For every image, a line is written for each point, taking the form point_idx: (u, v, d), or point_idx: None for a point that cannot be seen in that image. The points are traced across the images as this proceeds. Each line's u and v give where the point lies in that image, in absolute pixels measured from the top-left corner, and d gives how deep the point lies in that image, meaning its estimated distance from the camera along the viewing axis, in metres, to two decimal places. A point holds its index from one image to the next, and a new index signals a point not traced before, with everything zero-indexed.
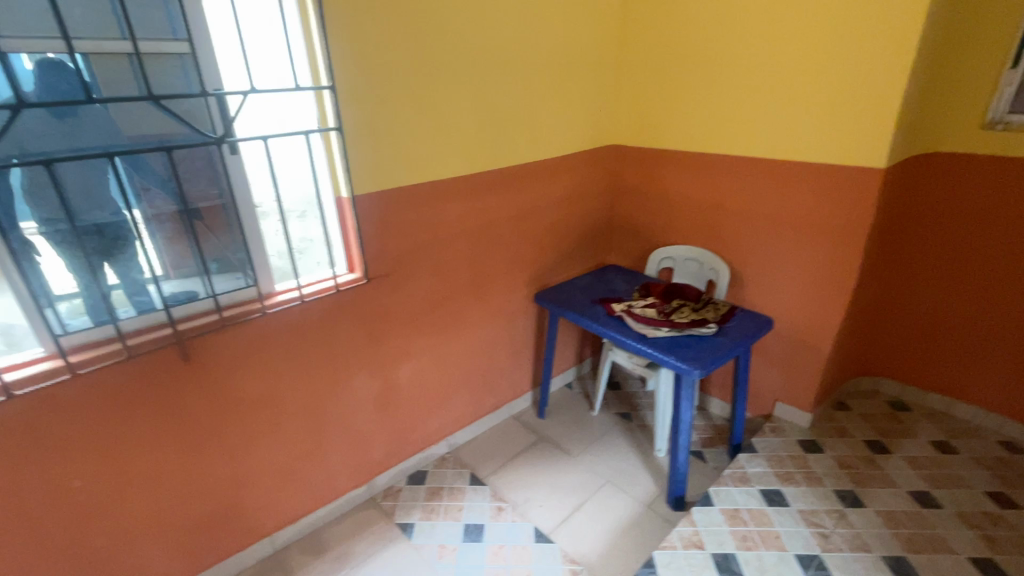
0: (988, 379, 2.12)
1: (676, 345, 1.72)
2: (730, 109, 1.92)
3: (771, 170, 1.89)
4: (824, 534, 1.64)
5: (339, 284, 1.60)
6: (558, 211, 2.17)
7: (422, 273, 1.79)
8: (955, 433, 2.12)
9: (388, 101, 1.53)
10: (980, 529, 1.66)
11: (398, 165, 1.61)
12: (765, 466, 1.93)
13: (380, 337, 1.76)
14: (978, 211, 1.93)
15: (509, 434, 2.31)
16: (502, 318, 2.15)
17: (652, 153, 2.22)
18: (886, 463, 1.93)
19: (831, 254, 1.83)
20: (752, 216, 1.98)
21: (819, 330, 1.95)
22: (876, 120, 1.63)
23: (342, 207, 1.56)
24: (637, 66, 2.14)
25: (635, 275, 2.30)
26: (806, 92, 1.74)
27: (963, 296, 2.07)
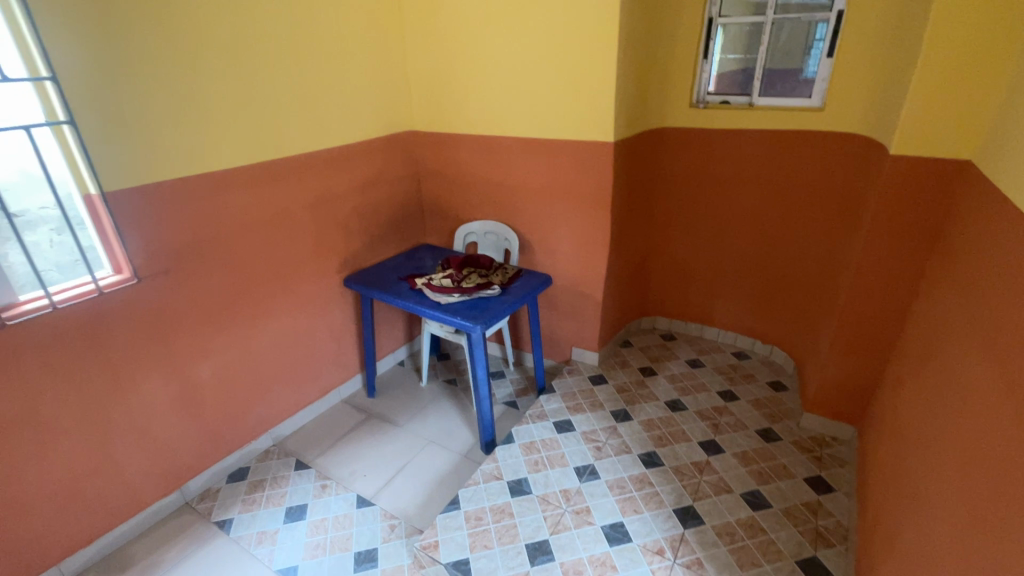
0: (727, 305, 2.58)
1: (465, 307, 1.96)
2: (503, 94, 2.17)
3: (540, 149, 2.18)
4: (598, 446, 1.98)
5: (102, 286, 1.55)
6: (357, 196, 2.30)
7: (209, 266, 1.82)
8: (703, 350, 2.59)
9: (131, 88, 1.51)
10: (711, 420, 2.10)
11: (150, 156, 1.58)
12: (560, 402, 2.24)
13: (166, 335, 1.75)
14: (699, 170, 2.37)
15: (339, 417, 2.37)
16: (314, 301, 2.24)
17: (446, 138, 2.42)
18: (652, 382, 2.34)
19: (592, 217, 2.19)
20: (531, 189, 2.28)
21: (592, 282, 2.31)
22: (605, 99, 1.96)
23: (95, 205, 1.51)
24: (425, 55, 2.30)
25: (443, 251, 2.48)
26: (559, 76, 2.02)
27: (705, 240, 2.49)
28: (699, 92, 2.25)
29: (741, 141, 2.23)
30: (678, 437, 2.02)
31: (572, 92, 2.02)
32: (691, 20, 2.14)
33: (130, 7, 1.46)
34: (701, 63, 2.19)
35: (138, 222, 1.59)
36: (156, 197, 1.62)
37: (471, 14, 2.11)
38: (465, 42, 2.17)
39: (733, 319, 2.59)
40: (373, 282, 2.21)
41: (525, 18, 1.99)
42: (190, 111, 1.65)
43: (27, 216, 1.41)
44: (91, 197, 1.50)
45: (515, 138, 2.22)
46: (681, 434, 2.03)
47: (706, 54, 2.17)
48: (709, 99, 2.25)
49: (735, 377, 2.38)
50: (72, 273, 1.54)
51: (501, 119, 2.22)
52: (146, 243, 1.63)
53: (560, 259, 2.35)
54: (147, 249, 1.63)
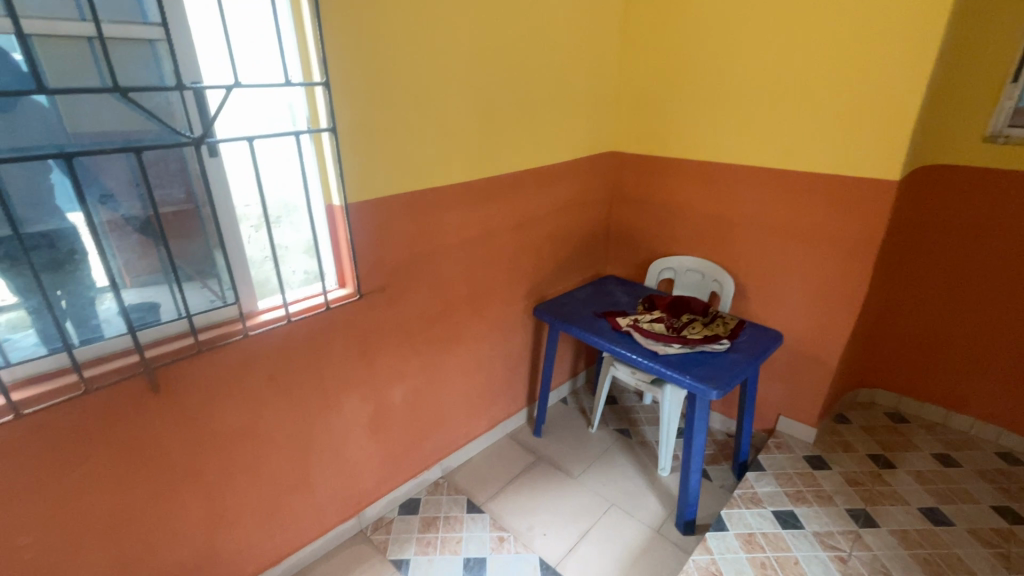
0: (994, 392, 2.03)
1: (689, 362, 1.67)
2: (743, 117, 1.88)
3: (782, 183, 1.86)
4: (842, 558, 1.58)
5: (330, 300, 1.48)
6: (555, 220, 2.12)
7: (420, 287, 1.72)
8: (952, 444, 2.06)
9: (387, 97, 1.43)
10: (997, 549, 1.61)
11: (389, 169, 1.50)
12: (775, 486, 1.86)
13: (373, 356, 1.65)
14: (980, 223, 1.89)
15: (506, 455, 2.19)
16: (501, 330, 2.09)
17: (657, 163, 2.17)
18: (893, 479, 1.88)
19: (842, 268, 1.81)
20: (759, 228, 1.96)
21: (825, 345, 1.92)
22: (896, 130, 1.59)
23: (335, 216, 1.44)
24: (649, 71, 2.08)
25: (635, 286, 2.22)
26: (831, 100, 1.69)
27: (974, 308, 1.99)
28: (997, 123, 1.79)
29: None
30: (954, 566, 1.55)
31: (846, 119, 1.67)
32: (1008, 34, 1.71)
33: (400, 12, 1.38)
34: (1009, 87, 1.74)
35: (370, 237, 1.51)
36: (388, 211, 1.53)
37: (719, 27, 1.85)
38: (706, 57, 1.91)
39: (999, 410, 2.04)
40: (568, 315, 2.00)
41: (792, 33, 1.70)
42: (430, 123, 1.56)
43: (275, 211, 1.37)
44: (333, 208, 1.44)
45: (750, 168, 1.92)
46: (958, 562, 1.56)
47: (1019, 78, 1.72)
48: (1011, 133, 1.77)
49: (1012, 490, 1.84)
50: (303, 285, 1.49)
51: (735, 146, 1.93)
52: (373, 258, 1.54)
53: (784, 313, 1.99)
54: (371, 264, 1.54)
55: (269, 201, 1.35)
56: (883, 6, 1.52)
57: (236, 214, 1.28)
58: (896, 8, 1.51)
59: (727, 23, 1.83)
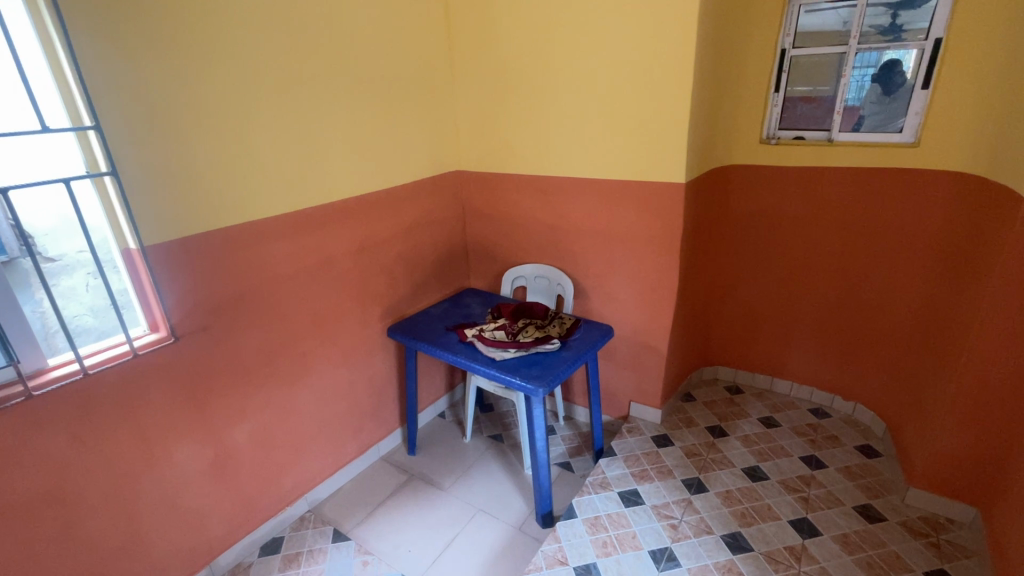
0: (802, 357, 2.33)
1: (523, 364, 1.78)
2: (559, 132, 2.06)
3: (600, 190, 2.04)
4: (673, 525, 1.75)
5: (137, 346, 1.42)
6: (402, 240, 2.18)
7: (252, 322, 1.69)
8: (776, 407, 2.34)
9: (178, 134, 1.41)
10: (799, 493, 1.85)
11: (192, 206, 1.47)
12: (623, 468, 2.01)
13: (203, 398, 1.60)
14: (767, 211, 2.19)
15: (378, 478, 2.19)
16: (357, 354, 2.09)
17: (497, 178, 2.30)
18: (724, 445, 2.11)
19: (656, 262, 2.01)
20: (588, 232, 2.13)
21: (655, 333, 2.11)
22: (676, 139, 1.82)
23: (134, 259, 1.40)
24: (478, 94, 2.22)
25: (490, 297, 2.32)
26: (625, 115, 1.89)
27: (776, 285, 2.28)
28: (770, 127, 2.10)
29: (821, 182, 2.05)
30: (765, 515, 1.77)
31: (639, 131, 1.88)
32: (762, 53, 2.02)
33: (185, 50, 1.39)
34: (773, 96, 2.06)
35: (177, 277, 1.47)
36: (198, 249, 1.51)
37: (527, 53, 2.02)
38: (522, 80, 2.07)
39: (809, 372, 2.34)
40: (420, 332, 2.06)
41: (585, 57, 1.90)
42: (236, 157, 1.55)
43: (62, 260, 1.31)
44: (130, 251, 1.39)
45: (573, 179, 2.09)
46: (767, 511, 1.79)
47: (778, 88, 2.03)
48: (780, 135, 2.10)
49: (817, 440, 2.13)
50: (106, 334, 1.42)
51: (558, 159, 2.11)
52: (186, 299, 1.50)
53: (619, 308, 2.17)
54: (184, 305, 1.50)
55: (47, 250, 1.28)
56: (647, 33, 1.76)
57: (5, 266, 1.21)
58: (660, 35, 1.74)
59: (533, 49, 2.00)
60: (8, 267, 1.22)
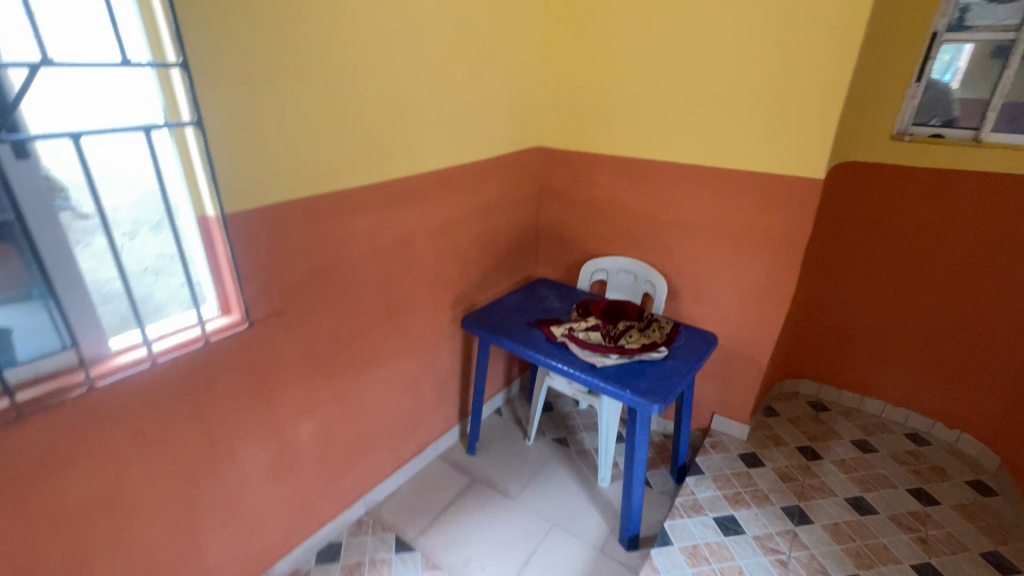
0: (901, 376, 2.14)
1: (627, 373, 1.57)
2: (670, 112, 1.82)
3: (712, 181, 1.82)
4: (783, 561, 1.57)
5: (208, 332, 1.21)
6: (480, 221, 1.96)
7: (327, 307, 1.48)
8: (868, 428, 2.16)
9: (268, 82, 1.18)
10: (916, 533, 1.68)
11: (277, 170, 1.25)
12: (714, 489, 1.83)
13: (272, 391, 1.40)
14: (887, 216, 1.97)
15: (437, 480, 2.01)
16: (426, 345, 1.89)
17: (586, 159, 2.07)
18: (821, 470, 1.93)
19: (770, 266, 1.79)
20: (690, 227, 1.91)
21: (756, 343, 1.91)
22: (820, 127, 1.59)
23: (211, 229, 1.18)
24: (576, 61, 1.97)
25: (568, 290, 2.11)
26: (757, 96, 1.66)
27: (882, 297, 2.08)
28: (903, 121, 1.89)
29: (958, 188, 1.82)
30: (883, 556, 1.60)
31: (772, 117, 1.65)
32: (911, 36, 1.78)
33: None
34: (914, 87, 1.84)
35: (257, 252, 1.26)
36: (279, 220, 1.29)
37: (644, 18, 1.77)
38: (633, 48, 1.83)
39: (906, 393, 2.16)
40: (499, 326, 1.85)
41: (717, 26, 1.66)
42: (326, 114, 1.33)
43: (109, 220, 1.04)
44: (207, 219, 1.17)
45: (680, 165, 1.87)
46: (885, 551, 1.61)
47: (922, 78, 1.82)
48: (914, 131, 1.88)
49: (922, 471, 1.94)
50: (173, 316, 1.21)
51: (665, 142, 1.87)
52: (263, 277, 1.29)
53: (714, 312, 1.96)
54: (261, 284, 1.29)
55: (116, 213, 1.05)
56: (802, 2, 1.51)
57: (61, 219, 0.97)
58: (819, 5, 1.49)
59: (652, 14, 1.76)
60: (63, 223, 0.98)
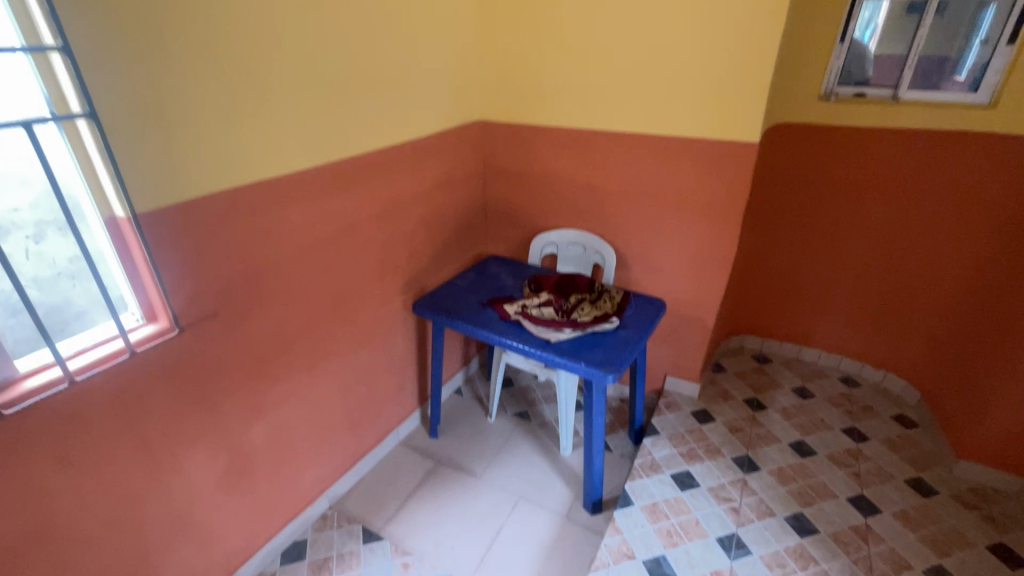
0: (834, 325, 2.29)
1: (581, 345, 1.59)
2: (610, 80, 1.80)
3: (653, 149, 1.83)
4: (735, 508, 1.67)
5: (133, 342, 1.11)
6: (423, 202, 1.90)
7: (266, 304, 1.40)
8: (807, 376, 2.31)
9: (174, 64, 1.07)
10: (850, 468, 1.82)
11: (194, 162, 1.15)
12: (670, 448, 1.92)
13: (214, 398, 1.32)
14: (818, 175, 2.06)
15: (401, 466, 1.99)
16: (377, 333, 1.84)
17: (528, 132, 2.03)
18: (766, 419, 2.05)
19: (712, 230, 1.84)
20: (634, 196, 1.93)
21: (702, 306, 1.98)
22: (752, 92, 1.62)
23: (122, 230, 1.07)
24: (511, 31, 1.91)
25: (519, 265, 2.09)
26: (692, 63, 1.66)
27: (815, 252, 2.19)
28: (829, 82, 1.96)
29: (880, 145, 1.92)
30: (822, 493, 1.73)
31: (708, 82, 1.67)
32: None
33: None
34: (838, 47, 1.89)
35: (180, 253, 1.16)
36: (202, 216, 1.19)
37: None
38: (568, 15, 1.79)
39: (839, 340, 2.31)
40: (451, 308, 1.82)
41: None
42: (244, 97, 1.22)
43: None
44: (116, 220, 1.06)
45: (622, 135, 1.87)
46: (824, 488, 1.74)
47: (845, 38, 1.87)
48: (840, 91, 1.95)
49: (855, 411, 2.10)
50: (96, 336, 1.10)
51: (605, 111, 1.86)
52: (189, 279, 1.19)
53: (662, 278, 2.01)
54: (187, 286, 1.19)
55: (19, 218, 0.94)
56: None
57: None
58: None
59: None
60: None
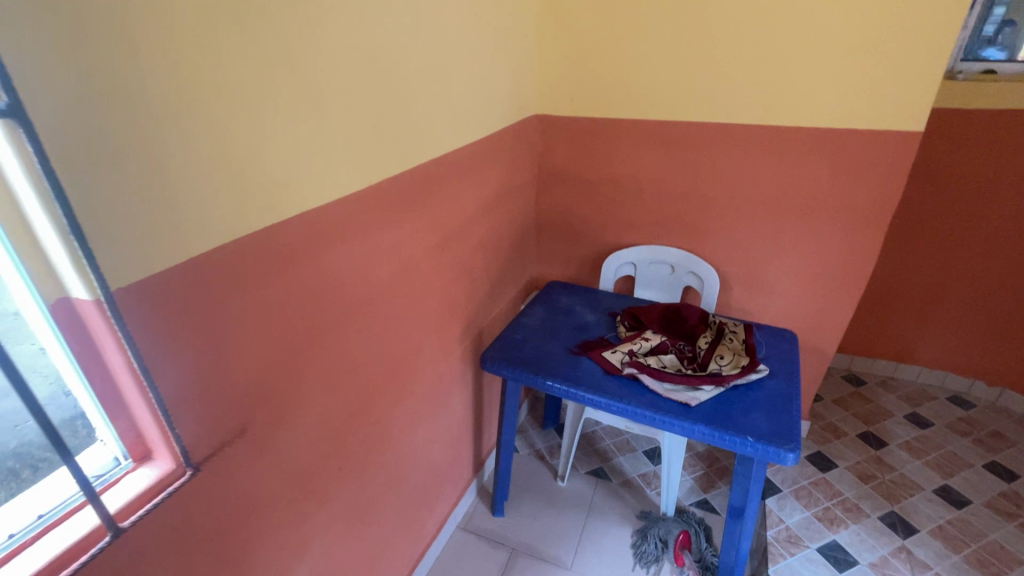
0: (939, 339, 1.99)
1: (728, 408, 1.20)
2: (713, 61, 1.43)
3: (769, 145, 1.46)
4: None
5: (116, 510, 0.64)
6: (481, 224, 1.46)
7: (309, 395, 0.94)
8: (912, 398, 2.01)
9: (167, 25, 0.61)
10: (1017, 519, 1.52)
11: (210, 194, 0.70)
12: (801, 510, 1.56)
13: (244, 553, 0.86)
14: (937, 168, 1.74)
15: (467, 561, 1.55)
16: (435, 400, 1.40)
17: (599, 128, 1.63)
18: (894, 460, 1.73)
19: (843, 241, 1.50)
20: (740, 204, 1.56)
21: (820, 331, 1.64)
22: (911, 69, 1.28)
23: (86, 321, 0.60)
24: (578, 2, 1.50)
25: (594, 295, 1.69)
26: (830, 34, 1.30)
27: (924, 258, 1.88)
28: (953, 57, 1.67)
29: (1018, 132, 1.61)
30: (1004, 558, 1.41)
31: (849, 59, 1.31)
32: None
33: None
34: (967, 16, 1.61)
35: (184, 350, 0.70)
36: (219, 278, 0.73)
37: None
38: None
39: (944, 356, 2.02)
40: (531, 360, 1.39)
41: None
42: (271, 87, 0.77)
43: None
44: (74, 305, 0.59)
45: (727, 128, 1.48)
46: (1003, 551, 1.42)
47: (975, 4, 1.60)
48: (965, 69, 1.66)
49: (985, 440, 1.81)
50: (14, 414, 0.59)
51: (705, 100, 1.48)
52: (202, 383, 0.73)
53: (771, 301, 1.65)
54: (200, 394, 0.73)
55: None
56: None
57: None
58: None
59: None
60: None
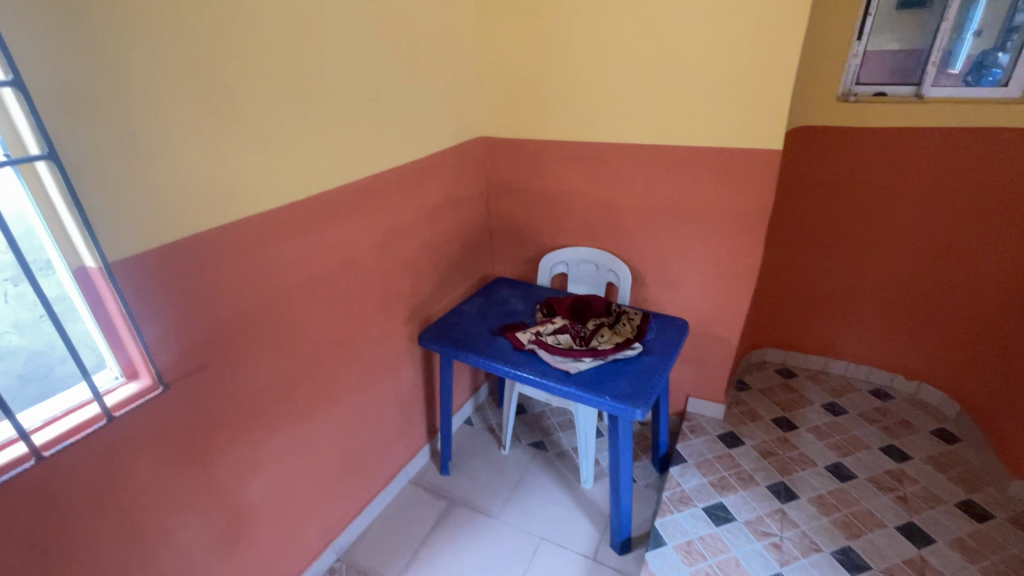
0: (860, 335, 2.16)
1: (603, 376, 1.47)
2: (619, 91, 1.71)
3: (667, 161, 1.72)
4: (777, 544, 1.54)
5: (110, 406, 0.99)
6: (426, 227, 1.79)
7: (260, 349, 1.29)
8: (835, 390, 2.19)
9: (148, 96, 0.96)
10: (895, 493, 1.69)
11: (179, 203, 1.04)
12: (700, 477, 1.79)
13: (207, 457, 1.20)
14: (842, 179, 1.93)
15: (413, 508, 1.86)
16: (383, 368, 1.72)
17: (533, 147, 1.93)
18: (799, 440, 1.92)
19: (734, 243, 1.73)
20: (648, 211, 1.82)
21: (725, 322, 1.87)
22: (773, 98, 1.52)
23: (95, 282, 0.96)
24: (511, 44, 1.82)
25: (528, 288, 1.98)
26: (707, 69, 1.56)
27: (839, 260, 2.06)
28: (846, 82, 1.85)
29: (907, 146, 1.79)
30: (869, 522, 1.59)
31: (723, 89, 1.57)
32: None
33: None
34: (855, 46, 1.80)
35: (160, 306, 1.04)
36: (186, 259, 1.08)
37: None
38: (572, 24, 1.69)
39: (867, 351, 2.18)
40: (459, 338, 1.70)
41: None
42: (225, 130, 1.11)
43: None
44: (87, 271, 0.95)
45: (633, 147, 1.75)
46: (870, 517, 1.61)
47: (862, 36, 1.78)
48: (858, 92, 1.85)
49: (892, 427, 1.97)
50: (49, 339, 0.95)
51: (615, 123, 1.75)
52: (174, 329, 1.08)
53: (681, 295, 1.89)
54: (172, 337, 1.08)
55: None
56: None
57: None
58: None
59: None
60: None
